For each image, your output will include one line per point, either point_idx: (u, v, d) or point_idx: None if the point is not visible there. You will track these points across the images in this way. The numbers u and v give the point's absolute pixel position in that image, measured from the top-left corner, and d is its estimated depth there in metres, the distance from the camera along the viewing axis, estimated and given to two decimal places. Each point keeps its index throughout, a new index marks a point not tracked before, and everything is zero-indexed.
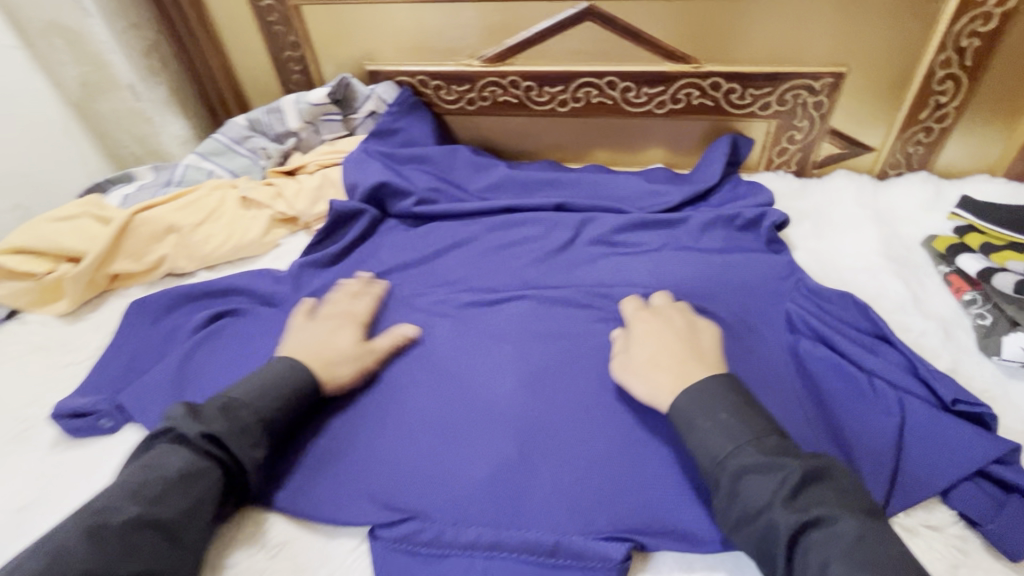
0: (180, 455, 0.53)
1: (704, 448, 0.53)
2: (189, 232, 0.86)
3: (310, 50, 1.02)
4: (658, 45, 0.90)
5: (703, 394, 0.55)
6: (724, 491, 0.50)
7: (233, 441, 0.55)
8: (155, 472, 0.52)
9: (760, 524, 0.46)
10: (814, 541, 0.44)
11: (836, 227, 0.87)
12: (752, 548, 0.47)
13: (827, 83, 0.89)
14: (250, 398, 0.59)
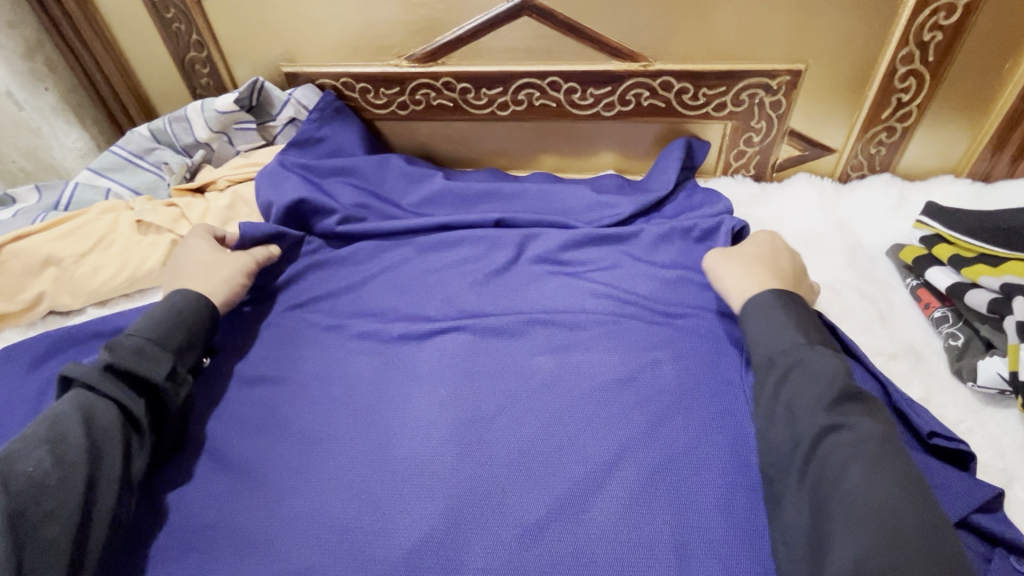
0: (80, 394, 0.54)
1: (765, 345, 0.58)
2: (71, 264, 0.74)
3: (218, 50, 0.91)
4: (603, 41, 0.82)
5: (776, 299, 0.61)
6: (775, 377, 0.54)
7: (142, 367, 0.57)
8: (61, 415, 0.52)
9: (794, 418, 0.50)
10: (836, 438, 0.47)
11: (797, 237, 0.81)
12: (776, 437, 0.52)
13: (784, 81, 0.83)
14: (147, 332, 0.61)
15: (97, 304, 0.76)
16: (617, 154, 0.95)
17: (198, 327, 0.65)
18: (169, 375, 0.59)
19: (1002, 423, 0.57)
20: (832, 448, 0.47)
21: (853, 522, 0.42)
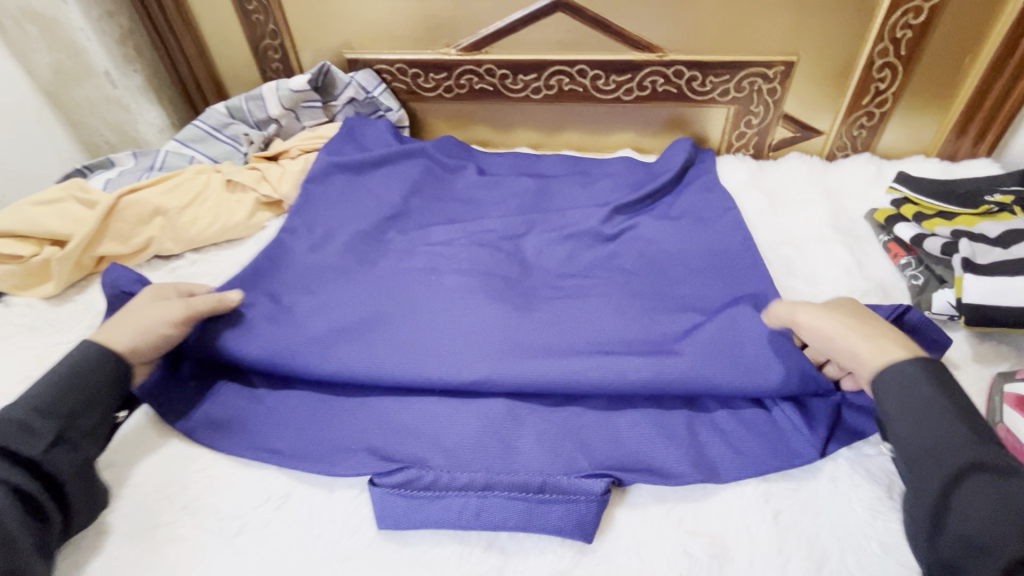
0: (25, 467, 0.52)
1: (911, 437, 0.50)
2: (175, 214, 0.88)
3: (289, 38, 1.04)
4: (625, 35, 0.96)
5: (912, 379, 0.51)
6: (914, 468, 0.49)
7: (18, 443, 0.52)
8: (15, 489, 0.50)
9: (933, 498, 0.47)
10: (968, 496, 0.46)
11: (789, 203, 0.94)
12: (914, 521, 0.49)
13: (780, 71, 0.97)
14: (76, 394, 0.57)
15: (194, 250, 0.89)
16: (633, 134, 1.08)
17: (95, 380, 0.59)
18: (53, 440, 0.54)
19: (953, 340, 0.71)
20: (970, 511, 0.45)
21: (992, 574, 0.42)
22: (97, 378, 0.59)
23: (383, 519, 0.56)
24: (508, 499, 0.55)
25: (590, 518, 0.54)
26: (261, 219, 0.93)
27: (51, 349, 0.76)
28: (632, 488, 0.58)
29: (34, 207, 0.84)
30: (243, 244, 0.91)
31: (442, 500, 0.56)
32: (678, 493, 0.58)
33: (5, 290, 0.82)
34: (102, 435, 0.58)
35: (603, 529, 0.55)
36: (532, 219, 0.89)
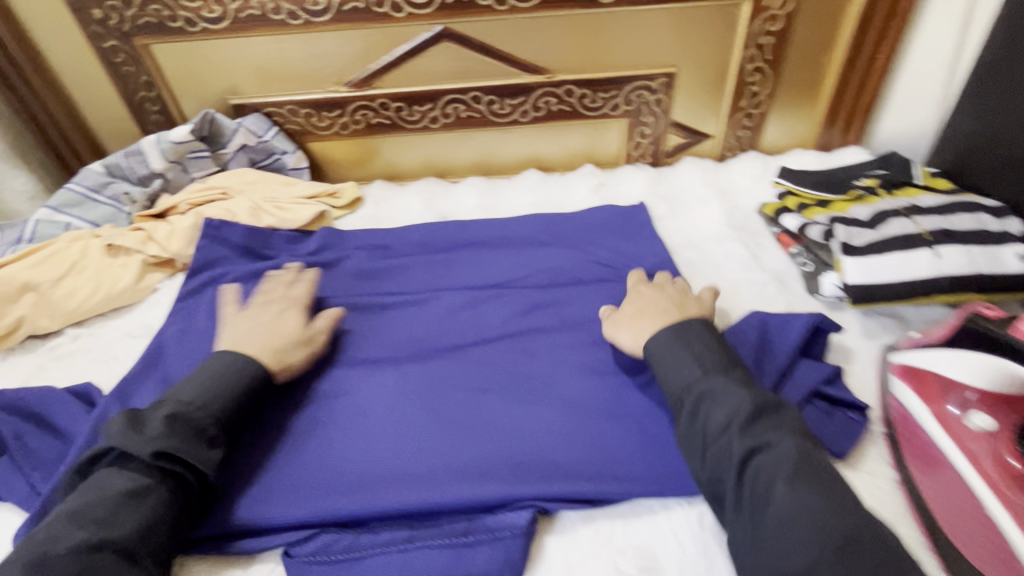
0: (125, 476, 0.52)
1: (675, 376, 0.56)
2: (49, 288, 0.81)
3: (166, 88, 0.99)
4: (513, 59, 0.97)
5: (674, 333, 0.60)
6: (689, 412, 0.53)
7: (187, 449, 0.53)
8: (96, 496, 0.50)
9: (718, 445, 0.49)
10: (762, 464, 0.47)
11: (688, 207, 0.99)
12: (703, 473, 0.50)
13: (662, 83, 1.01)
14: (199, 398, 0.57)
15: (75, 324, 0.82)
16: (537, 152, 1.10)
17: (225, 401, 0.58)
18: (207, 444, 0.55)
19: (845, 320, 0.75)
20: (778, 532, 0.44)
21: (776, 533, 0.44)
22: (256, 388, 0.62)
23: None
24: (431, 549, 0.54)
25: (518, 555, 0.53)
26: (150, 280, 0.87)
27: None
28: (558, 514, 0.58)
29: None
30: (133, 310, 0.84)
31: (363, 561, 0.54)
32: (606, 511, 0.58)
33: None
34: (214, 445, 0.55)
35: (533, 562, 0.54)
36: (441, 262, 0.89)
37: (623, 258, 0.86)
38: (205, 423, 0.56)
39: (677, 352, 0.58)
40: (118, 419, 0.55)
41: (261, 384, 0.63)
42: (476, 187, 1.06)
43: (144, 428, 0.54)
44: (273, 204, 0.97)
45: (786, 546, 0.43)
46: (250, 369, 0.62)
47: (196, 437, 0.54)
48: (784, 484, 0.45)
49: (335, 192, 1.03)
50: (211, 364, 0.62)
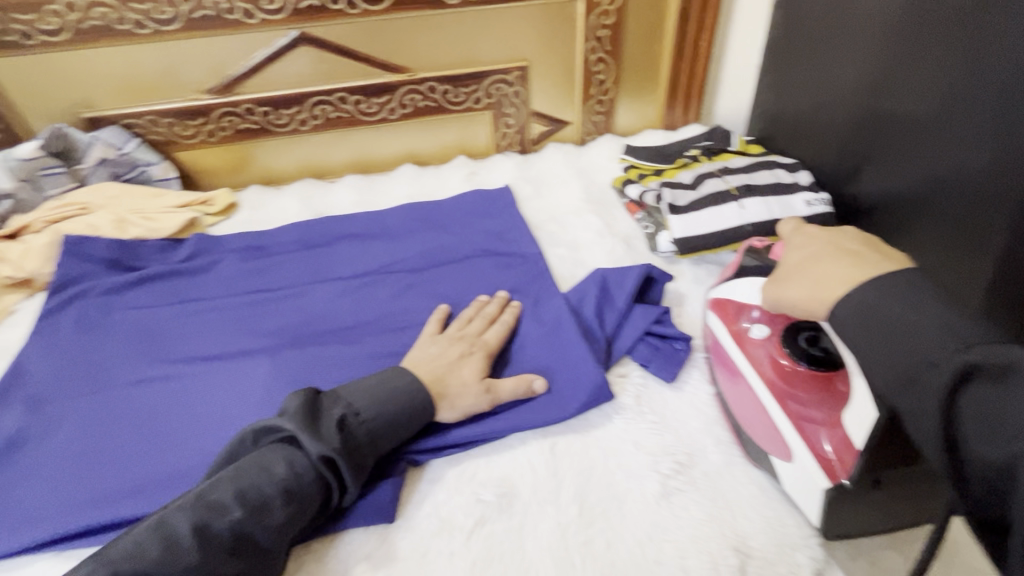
0: (301, 458, 0.55)
1: (899, 351, 0.44)
2: None
3: (7, 105, 0.95)
4: (372, 60, 1.02)
5: (887, 288, 0.46)
6: (945, 392, 0.41)
7: (353, 458, 0.56)
8: (263, 476, 0.52)
9: (1007, 432, 0.38)
10: None
11: (551, 187, 1.08)
12: (982, 457, 0.39)
13: (517, 76, 1.10)
14: (373, 412, 0.59)
15: None
16: (412, 148, 1.16)
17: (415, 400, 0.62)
18: (356, 466, 0.56)
19: (679, 271, 0.87)
20: (972, 413, 0.40)
21: None
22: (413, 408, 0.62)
23: None
24: None
25: (388, 501, 0.58)
26: (6, 304, 0.85)
27: None
28: (427, 463, 0.63)
29: None
30: None
31: None
32: (471, 454, 0.64)
33: None
34: (365, 459, 0.57)
35: (405, 506, 0.60)
36: (319, 257, 0.93)
37: (491, 236, 0.94)
38: (363, 441, 0.57)
39: (898, 309, 0.45)
40: (298, 402, 0.57)
41: (426, 418, 0.62)
42: (353, 184, 1.10)
43: (321, 426, 0.56)
44: (139, 215, 0.95)
45: (984, 415, 0.39)
46: (423, 396, 0.62)
47: (355, 461, 0.56)
48: (912, 310, 0.44)
49: (208, 199, 1.03)
50: (385, 373, 0.63)
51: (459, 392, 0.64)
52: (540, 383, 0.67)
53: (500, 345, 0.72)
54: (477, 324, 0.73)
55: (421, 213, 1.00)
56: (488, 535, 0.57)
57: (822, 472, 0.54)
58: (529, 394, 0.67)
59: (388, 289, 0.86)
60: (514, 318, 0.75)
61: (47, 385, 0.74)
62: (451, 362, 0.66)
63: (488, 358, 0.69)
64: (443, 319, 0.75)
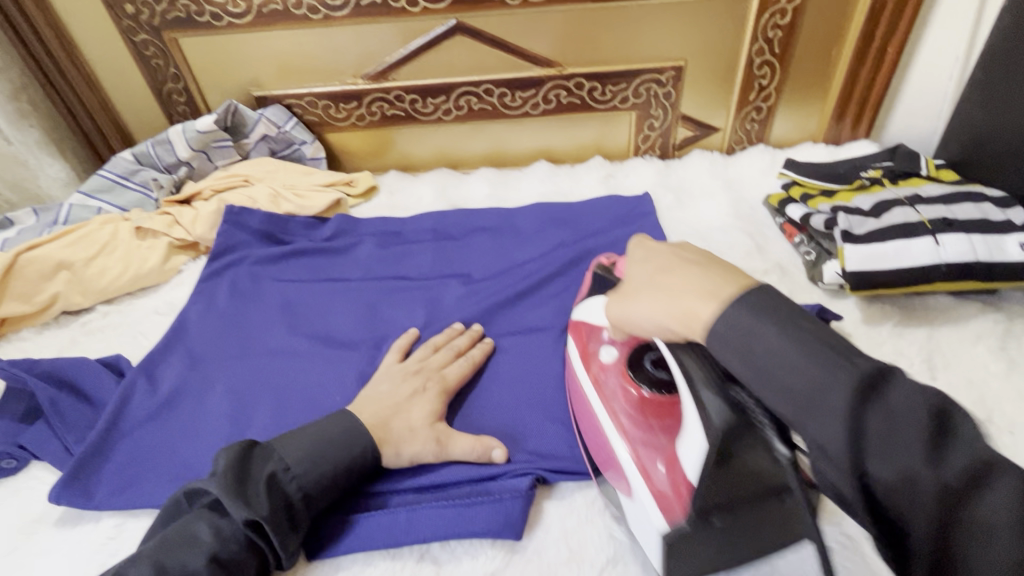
0: (205, 529, 0.50)
1: (752, 363, 0.40)
2: (82, 267, 0.85)
3: (192, 80, 1.04)
4: (523, 53, 1.00)
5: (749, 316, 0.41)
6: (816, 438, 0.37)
7: (275, 524, 0.51)
8: (180, 551, 0.48)
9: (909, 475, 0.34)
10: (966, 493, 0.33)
11: (694, 198, 1.00)
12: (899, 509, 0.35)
13: (671, 76, 1.03)
14: (307, 466, 0.55)
15: (105, 301, 0.87)
16: (547, 145, 1.13)
17: (360, 450, 0.58)
18: (292, 527, 0.52)
19: (845, 307, 0.77)
20: (879, 430, 0.35)
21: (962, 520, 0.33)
22: (370, 454, 0.59)
23: (311, 547, 0.56)
24: (437, 507, 0.58)
25: (516, 516, 0.56)
26: (176, 262, 0.92)
27: None
28: (555, 485, 0.61)
29: None
30: (159, 290, 0.89)
31: (367, 516, 0.58)
32: (603, 480, 0.61)
33: None
34: (303, 521, 0.54)
35: (531, 525, 0.58)
36: (453, 250, 0.93)
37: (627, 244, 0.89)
38: (298, 499, 0.53)
39: (719, 327, 0.42)
40: (228, 458, 0.53)
41: (370, 467, 0.59)
42: (486, 177, 1.09)
43: (248, 488, 0.52)
44: (292, 191, 1.01)
45: (885, 517, 0.35)
46: (366, 440, 0.59)
47: (287, 519, 0.52)
48: (726, 320, 0.41)
49: (351, 181, 1.06)
50: (330, 420, 0.59)
51: (404, 438, 0.61)
52: (499, 453, 0.62)
53: (461, 383, 0.69)
54: (440, 356, 0.71)
55: (553, 213, 0.97)
56: (620, 574, 0.53)
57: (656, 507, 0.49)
58: (485, 461, 0.61)
59: (519, 288, 0.84)
60: (482, 355, 0.73)
61: (204, 347, 0.79)
62: (400, 404, 0.63)
63: (442, 397, 0.66)
64: (407, 346, 0.74)
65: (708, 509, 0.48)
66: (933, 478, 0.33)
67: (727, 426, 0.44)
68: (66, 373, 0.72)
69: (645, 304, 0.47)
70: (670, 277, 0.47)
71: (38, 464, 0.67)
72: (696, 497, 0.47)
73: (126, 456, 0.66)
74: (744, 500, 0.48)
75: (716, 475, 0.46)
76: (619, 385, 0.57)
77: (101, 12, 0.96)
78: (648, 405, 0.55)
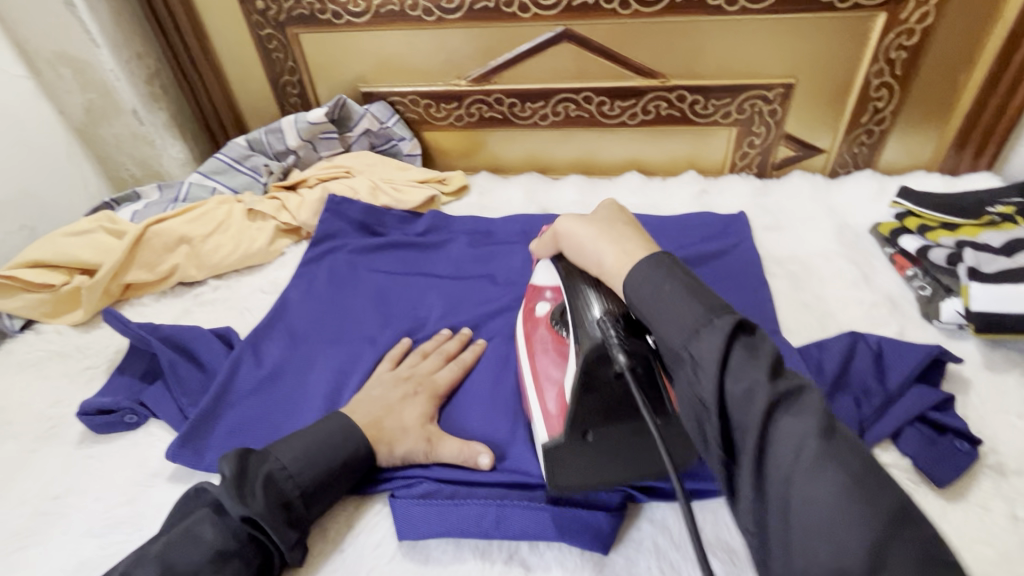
0: (211, 526, 0.52)
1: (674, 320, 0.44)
2: (200, 242, 0.92)
3: (307, 74, 1.10)
4: (628, 63, 1.00)
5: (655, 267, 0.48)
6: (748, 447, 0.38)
7: (270, 521, 0.52)
8: (188, 545, 0.50)
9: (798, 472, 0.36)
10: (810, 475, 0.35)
11: (794, 220, 0.97)
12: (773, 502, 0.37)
13: (779, 93, 1.00)
14: (298, 466, 0.56)
15: (216, 276, 0.93)
16: (640, 156, 1.12)
17: (347, 450, 0.59)
18: (289, 522, 0.54)
19: (964, 349, 0.72)
20: (814, 469, 0.35)
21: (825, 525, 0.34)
22: (356, 458, 0.60)
23: (405, 532, 0.58)
24: (528, 511, 0.58)
25: (606, 531, 0.56)
26: (280, 245, 0.97)
27: (80, 374, 0.79)
28: (645, 505, 0.60)
29: (67, 238, 0.88)
30: (264, 270, 0.94)
31: (461, 507, 0.59)
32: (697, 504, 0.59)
33: (37, 317, 0.85)
34: (299, 520, 0.55)
35: (619, 541, 0.57)
36: None
37: (722, 260, 0.87)
38: (292, 497, 0.55)
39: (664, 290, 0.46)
40: (226, 461, 0.54)
41: (365, 466, 0.61)
42: (577, 185, 1.09)
43: (245, 486, 0.53)
44: (390, 185, 1.04)
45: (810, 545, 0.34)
46: (358, 439, 0.61)
47: (284, 517, 0.53)
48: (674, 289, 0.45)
49: (444, 179, 1.09)
50: (321, 422, 0.61)
51: (397, 437, 0.63)
52: (484, 459, 0.62)
53: (450, 387, 0.71)
54: (431, 362, 0.73)
55: (646, 226, 0.96)
56: None
57: (543, 426, 0.60)
58: (471, 466, 0.63)
59: None
60: (472, 358, 0.75)
61: (305, 327, 0.83)
62: (392, 406, 0.66)
63: (433, 404, 0.68)
64: (399, 355, 0.76)
65: (584, 423, 0.53)
66: (814, 445, 0.35)
67: (592, 351, 0.52)
68: (184, 342, 0.77)
69: (590, 239, 0.57)
70: (617, 228, 0.56)
71: (154, 422, 0.72)
72: (577, 406, 0.53)
73: (232, 425, 0.70)
74: (623, 430, 0.54)
75: (585, 394, 0.53)
76: (549, 336, 0.66)
77: (234, 7, 1.03)
78: (555, 342, 0.65)
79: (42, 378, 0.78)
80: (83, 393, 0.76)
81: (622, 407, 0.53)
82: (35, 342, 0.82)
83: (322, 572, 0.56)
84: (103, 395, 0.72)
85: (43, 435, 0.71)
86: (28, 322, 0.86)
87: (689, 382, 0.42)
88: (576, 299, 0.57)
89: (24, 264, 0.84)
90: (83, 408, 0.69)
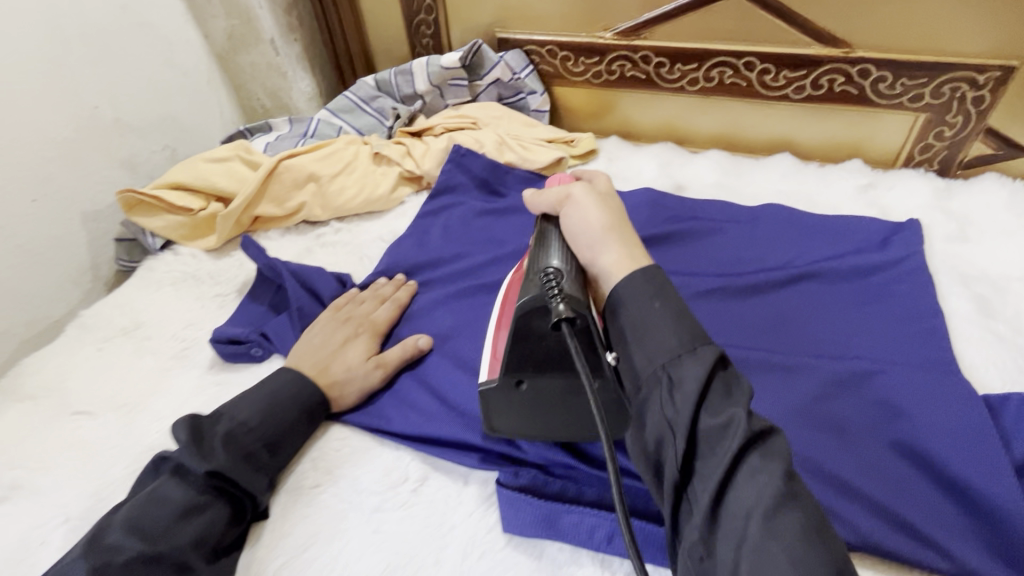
0: (174, 487, 0.52)
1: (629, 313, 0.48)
2: (327, 181, 0.91)
3: (444, 14, 1.04)
4: (807, 26, 0.86)
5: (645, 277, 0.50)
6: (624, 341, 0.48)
7: (227, 470, 0.54)
8: (157, 506, 0.50)
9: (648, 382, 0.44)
10: (677, 371, 0.44)
11: (984, 233, 0.82)
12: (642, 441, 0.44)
13: (993, 77, 0.83)
14: (251, 421, 0.58)
15: (339, 218, 0.92)
16: (796, 136, 0.98)
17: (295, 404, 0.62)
18: (252, 472, 0.56)
19: None
20: (650, 367, 0.45)
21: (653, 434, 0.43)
22: (304, 410, 0.62)
23: (513, 522, 0.55)
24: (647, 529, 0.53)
25: None
26: (401, 193, 0.95)
27: (211, 301, 0.81)
28: None
29: (207, 164, 0.90)
30: (383, 217, 0.93)
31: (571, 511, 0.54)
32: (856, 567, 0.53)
33: (174, 238, 0.88)
34: (260, 471, 0.56)
35: None
36: (679, 233, 0.85)
37: (888, 270, 0.76)
38: (254, 450, 0.57)
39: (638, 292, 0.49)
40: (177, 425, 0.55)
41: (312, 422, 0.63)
42: (719, 161, 0.98)
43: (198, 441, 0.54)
44: (516, 142, 0.98)
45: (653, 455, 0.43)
46: (311, 391, 0.63)
47: (242, 467, 0.55)
48: (655, 300, 0.48)
49: (572, 140, 1.02)
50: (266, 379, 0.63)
51: None
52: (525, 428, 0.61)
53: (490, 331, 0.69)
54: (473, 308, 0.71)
55: (799, 219, 0.85)
56: None
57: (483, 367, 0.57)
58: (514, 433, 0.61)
59: (764, 310, 0.74)
60: None
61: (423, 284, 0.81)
62: None
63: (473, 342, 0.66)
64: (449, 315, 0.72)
65: (518, 371, 0.53)
66: (666, 352, 0.45)
67: (530, 304, 0.52)
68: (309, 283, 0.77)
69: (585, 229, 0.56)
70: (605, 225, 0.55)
71: (275, 358, 0.72)
72: (510, 358, 0.53)
73: None
74: (550, 391, 0.53)
75: (518, 342, 0.53)
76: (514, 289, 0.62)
77: None
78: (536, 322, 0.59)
79: (177, 299, 0.81)
80: (214, 319, 0.79)
81: (554, 362, 0.52)
82: (173, 262, 0.86)
83: (429, 546, 0.55)
84: (233, 326, 0.74)
85: (178, 354, 0.74)
86: (166, 242, 0.90)
87: (665, 411, 0.43)
88: (543, 235, 0.59)
89: (167, 186, 0.87)
90: (216, 336, 0.72)
